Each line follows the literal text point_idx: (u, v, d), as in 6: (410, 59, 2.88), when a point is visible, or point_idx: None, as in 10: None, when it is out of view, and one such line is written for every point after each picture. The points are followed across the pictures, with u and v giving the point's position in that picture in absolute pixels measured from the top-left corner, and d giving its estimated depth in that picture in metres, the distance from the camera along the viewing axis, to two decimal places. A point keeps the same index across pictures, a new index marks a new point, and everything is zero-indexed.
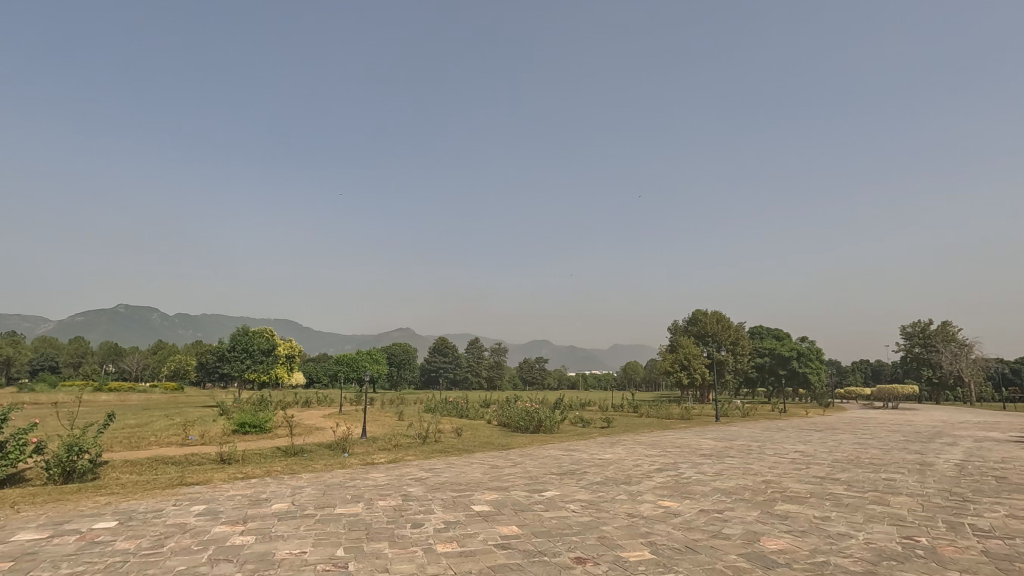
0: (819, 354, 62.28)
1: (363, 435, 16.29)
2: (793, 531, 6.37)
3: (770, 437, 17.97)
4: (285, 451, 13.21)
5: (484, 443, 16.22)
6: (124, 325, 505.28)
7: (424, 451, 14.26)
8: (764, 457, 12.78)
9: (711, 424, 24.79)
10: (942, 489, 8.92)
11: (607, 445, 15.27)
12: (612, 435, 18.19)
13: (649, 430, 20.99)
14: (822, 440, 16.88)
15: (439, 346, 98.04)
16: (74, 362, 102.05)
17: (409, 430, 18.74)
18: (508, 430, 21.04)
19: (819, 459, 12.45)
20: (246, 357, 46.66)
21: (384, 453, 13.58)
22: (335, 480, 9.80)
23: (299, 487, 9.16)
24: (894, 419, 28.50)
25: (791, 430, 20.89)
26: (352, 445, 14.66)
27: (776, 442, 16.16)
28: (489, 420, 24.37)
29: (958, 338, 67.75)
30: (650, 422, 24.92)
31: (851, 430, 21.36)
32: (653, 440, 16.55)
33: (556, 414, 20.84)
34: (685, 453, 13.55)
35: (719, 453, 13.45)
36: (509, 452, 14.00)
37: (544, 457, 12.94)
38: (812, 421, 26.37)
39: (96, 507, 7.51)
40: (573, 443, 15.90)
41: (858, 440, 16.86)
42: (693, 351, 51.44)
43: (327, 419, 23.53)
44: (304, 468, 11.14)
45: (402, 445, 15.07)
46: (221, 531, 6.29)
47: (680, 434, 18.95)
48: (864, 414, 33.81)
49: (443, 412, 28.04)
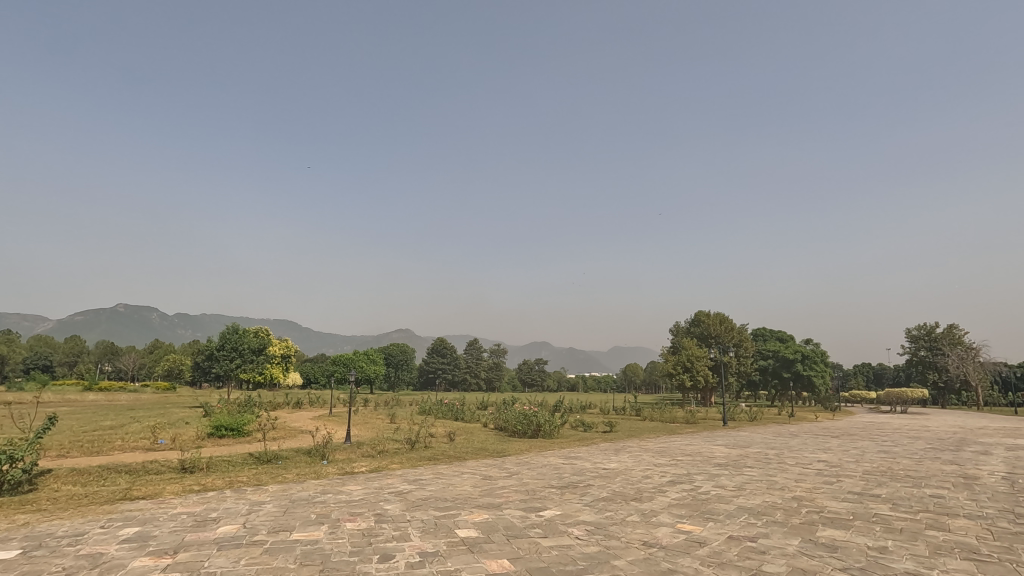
0: (824, 356, 61.15)
1: (347, 440, 14.98)
2: (850, 570, 5.12)
3: (786, 444, 16.68)
4: (258, 459, 11.93)
5: (478, 449, 14.93)
6: (123, 325, 503.75)
7: (414, 458, 12.99)
8: (785, 468, 11.52)
9: (720, 429, 23.44)
10: (1005, 510, 7.68)
11: (610, 452, 14.02)
12: (616, 441, 16.90)
13: (655, 435, 19.75)
14: (842, 448, 15.61)
15: (438, 346, 96.83)
16: (70, 361, 100.89)
17: (398, 433, 17.49)
18: (505, 434, 19.84)
19: (849, 470, 11.18)
20: (236, 357, 45.57)
21: (368, 461, 12.29)
22: (303, 494, 8.52)
23: (259, 503, 7.90)
24: (910, 425, 27.10)
25: (806, 436, 19.62)
26: (335, 451, 13.38)
27: (794, 450, 14.89)
28: (484, 424, 23.13)
29: (965, 342, 66.45)
30: (655, 427, 23.63)
31: (867, 436, 20.10)
32: (660, 448, 15.26)
33: (555, 417, 19.60)
34: (698, 462, 12.28)
35: (736, 463, 12.18)
36: (504, 460, 12.74)
37: (542, 466, 11.71)
38: (825, 426, 25.07)
39: (7, 530, 6.27)
40: (574, 450, 14.64)
41: (883, 448, 15.57)
42: (696, 353, 50.14)
43: (316, 421, 22.35)
44: (271, 480, 9.84)
45: (389, 451, 13.79)
46: (139, 567, 5.05)
47: (689, 440, 17.68)
48: (877, 418, 32.56)
49: (438, 414, 26.79)
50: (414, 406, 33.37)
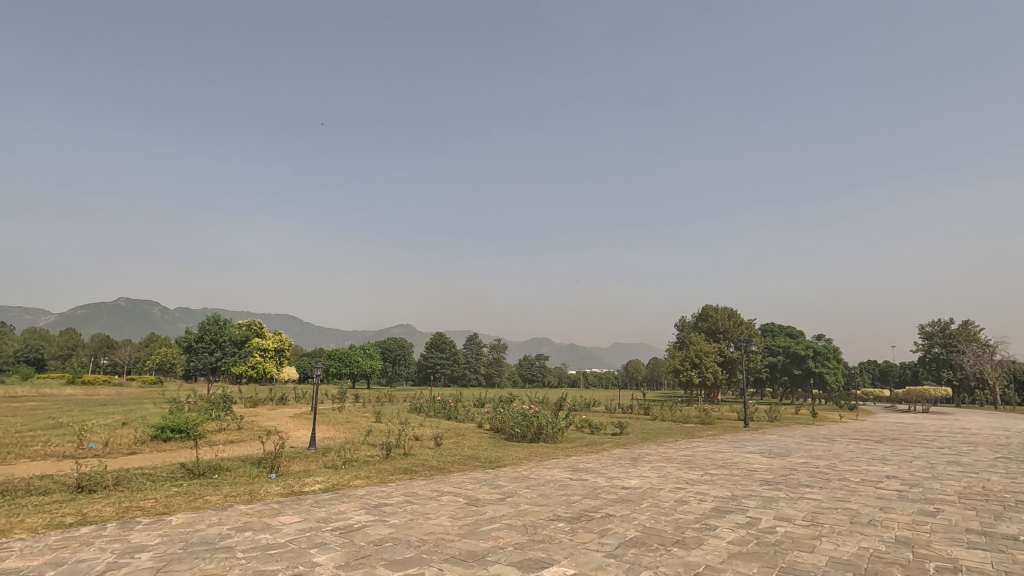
0: (836, 353, 58.76)
1: (310, 446, 12.47)
2: None
3: (829, 451, 14.24)
4: (189, 472, 9.47)
5: (468, 457, 12.49)
6: (126, 319, 503.25)
7: (387, 470, 10.48)
8: (855, 490, 9.02)
9: (743, 431, 21.04)
10: None
11: (626, 463, 11.56)
12: (631, 447, 14.42)
13: (673, 438, 17.39)
14: (899, 458, 13.17)
15: (437, 341, 94.05)
16: (63, 355, 99.30)
17: (376, 436, 14.98)
18: (500, 437, 17.39)
19: (938, 493, 8.72)
20: (215, 350, 43.79)
21: (328, 476, 9.78)
22: (208, 534, 6.03)
23: (134, 552, 5.40)
24: (950, 428, 24.52)
25: (848, 441, 17.14)
26: (291, 461, 10.86)
27: (849, 461, 12.32)
28: (478, 425, 20.65)
29: (981, 339, 63.72)
30: (671, 428, 21.06)
31: (912, 441, 17.64)
32: (685, 456, 12.81)
33: (557, 418, 17.14)
34: (743, 480, 9.78)
35: (787, 481, 9.67)
36: (496, 474, 10.23)
37: (544, 484, 9.19)
38: (859, 429, 22.57)
39: None
40: (581, 460, 12.17)
41: (951, 459, 13.00)
42: (704, 349, 47.53)
43: (288, 420, 19.80)
44: (185, 505, 7.41)
45: (357, 461, 11.28)
46: None
47: (715, 446, 15.11)
48: (905, 420, 30.00)
49: (430, 413, 24.41)
50: (405, 404, 30.75)
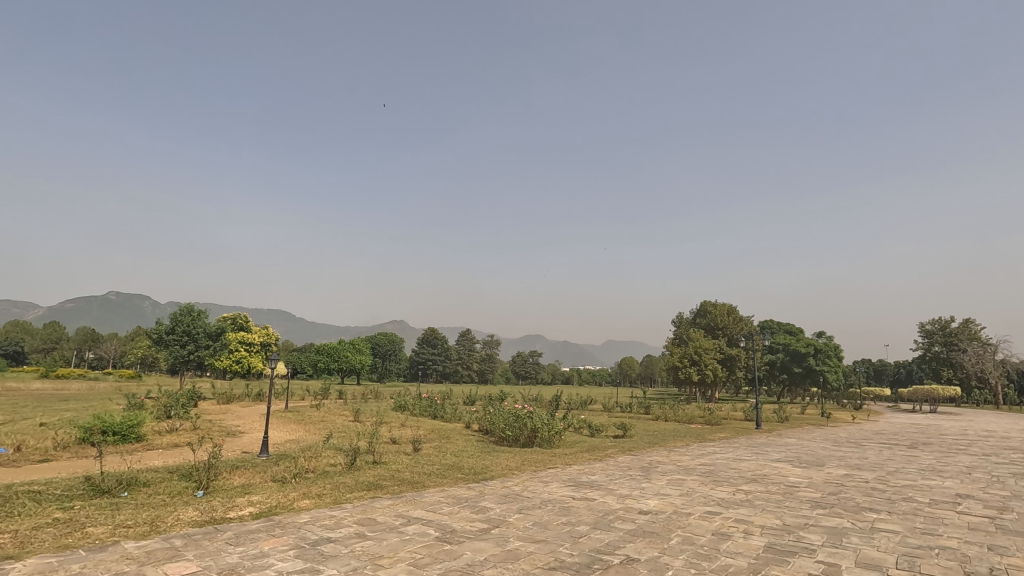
0: (836, 351, 57.44)
1: (261, 452, 10.45)
2: None
3: (866, 459, 12.34)
4: (89, 489, 7.40)
5: (447, 467, 10.49)
6: (116, 313, 496.21)
7: (345, 486, 8.46)
8: (936, 517, 7.08)
9: (758, 433, 19.30)
10: None
11: (639, 477, 9.57)
12: (640, 454, 12.55)
13: (684, 443, 15.48)
14: (953, 469, 11.29)
15: (428, 337, 91.45)
16: (45, 350, 95.66)
17: (345, 441, 12.88)
18: (489, 439, 15.46)
19: None
20: (188, 342, 41.74)
21: (267, 494, 7.74)
22: None
23: None
24: (971, 429, 22.87)
25: (879, 446, 15.32)
26: (230, 473, 8.81)
27: (900, 473, 10.44)
28: (467, 426, 18.70)
29: (983, 338, 62.42)
30: (679, 430, 19.20)
31: (947, 447, 15.75)
32: (705, 466, 10.89)
33: (554, 418, 15.15)
34: (790, 502, 7.79)
35: (844, 502, 7.75)
36: (481, 492, 8.24)
37: (541, 507, 7.22)
38: (877, 432, 20.94)
39: None
40: (583, 471, 10.21)
41: (1011, 471, 11.20)
42: (703, 346, 45.65)
43: (253, 420, 17.57)
44: (50, 545, 5.37)
45: (313, 472, 9.28)
46: None
47: (736, 454, 13.15)
48: (921, 421, 28.33)
49: (415, 411, 22.42)
50: (390, 401, 28.58)
